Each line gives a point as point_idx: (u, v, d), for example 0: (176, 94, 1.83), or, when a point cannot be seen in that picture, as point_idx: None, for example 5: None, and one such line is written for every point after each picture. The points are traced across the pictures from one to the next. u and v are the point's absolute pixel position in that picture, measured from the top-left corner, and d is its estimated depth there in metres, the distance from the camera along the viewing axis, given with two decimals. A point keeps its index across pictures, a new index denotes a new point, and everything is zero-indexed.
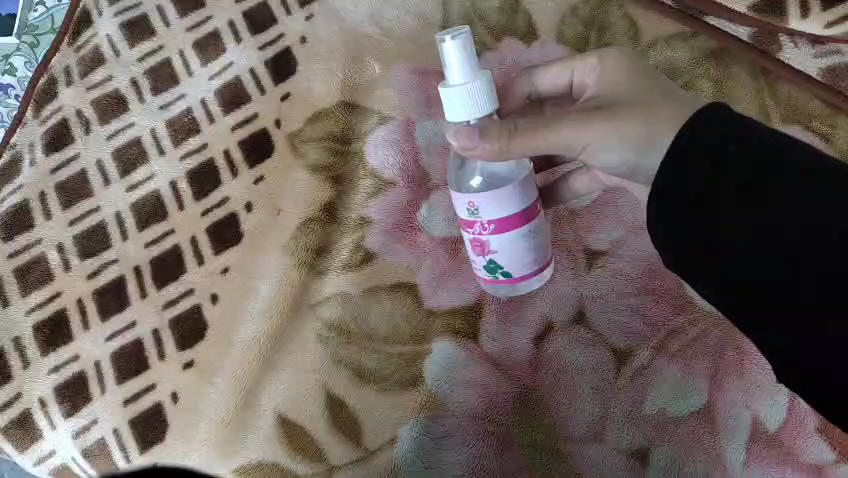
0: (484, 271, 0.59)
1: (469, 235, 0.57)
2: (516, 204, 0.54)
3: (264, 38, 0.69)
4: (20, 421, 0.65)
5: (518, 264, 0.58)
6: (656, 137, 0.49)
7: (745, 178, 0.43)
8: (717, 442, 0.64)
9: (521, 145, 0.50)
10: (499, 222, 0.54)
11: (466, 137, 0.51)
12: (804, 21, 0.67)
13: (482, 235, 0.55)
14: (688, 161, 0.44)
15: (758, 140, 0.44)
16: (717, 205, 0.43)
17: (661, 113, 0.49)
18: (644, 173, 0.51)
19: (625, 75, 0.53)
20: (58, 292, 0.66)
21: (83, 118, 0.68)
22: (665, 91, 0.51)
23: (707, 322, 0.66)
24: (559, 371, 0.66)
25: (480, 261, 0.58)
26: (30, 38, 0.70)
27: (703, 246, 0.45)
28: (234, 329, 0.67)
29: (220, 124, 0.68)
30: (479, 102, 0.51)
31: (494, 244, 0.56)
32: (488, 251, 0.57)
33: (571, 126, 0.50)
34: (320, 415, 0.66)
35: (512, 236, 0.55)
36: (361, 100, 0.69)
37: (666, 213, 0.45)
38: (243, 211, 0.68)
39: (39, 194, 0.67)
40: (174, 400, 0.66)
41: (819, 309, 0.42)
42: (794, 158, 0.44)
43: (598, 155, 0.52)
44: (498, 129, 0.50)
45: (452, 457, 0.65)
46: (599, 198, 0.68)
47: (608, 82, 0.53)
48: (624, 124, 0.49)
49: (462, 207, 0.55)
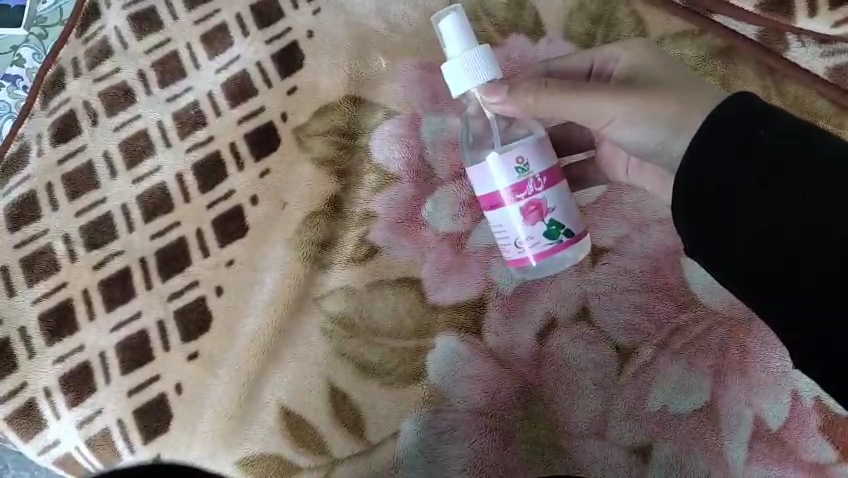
0: (546, 240, 0.55)
1: (522, 202, 0.54)
2: (551, 156, 0.55)
3: (270, 32, 0.69)
4: (24, 411, 0.65)
5: (573, 217, 0.56)
6: (684, 121, 0.49)
7: (757, 174, 0.43)
8: (718, 439, 0.65)
9: (547, 103, 0.51)
10: (547, 174, 0.54)
11: (495, 92, 0.53)
12: (812, 19, 0.66)
13: (538, 194, 0.54)
14: (703, 155, 0.45)
15: (778, 134, 0.44)
16: (732, 199, 0.44)
17: (691, 100, 0.49)
18: (670, 154, 0.50)
19: (653, 64, 0.53)
20: (63, 283, 0.66)
21: (90, 109, 0.68)
22: (693, 83, 0.51)
23: (710, 319, 0.66)
24: (560, 367, 0.67)
25: (540, 228, 0.55)
26: (38, 29, 0.70)
27: (717, 238, 0.45)
28: (238, 322, 0.67)
29: (226, 117, 0.68)
30: (482, 67, 0.52)
31: (551, 200, 0.55)
32: (546, 211, 0.55)
33: (602, 96, 0.50)
34: (322, 408, 0.66)
35: (560, 189, 0.55)
36: (366, 95, 0.70)
37: (683, 203, 0.46)
38: (248, 204, 0.68)
39: (46, 185, 0.67)
40: (178, 392, 0.66)
41: (819, 307, 0.42)
42: (813, 153, 0.43)
43: (623, 130, 0.51)
44: (527, 84, 0.52)
45: (453, 452, 0.66)
46: (604, 195, 0.68)
47: (634, 69, 0.54)
48: (653, 103, 0.50)
49: (512, 168, 0.53)
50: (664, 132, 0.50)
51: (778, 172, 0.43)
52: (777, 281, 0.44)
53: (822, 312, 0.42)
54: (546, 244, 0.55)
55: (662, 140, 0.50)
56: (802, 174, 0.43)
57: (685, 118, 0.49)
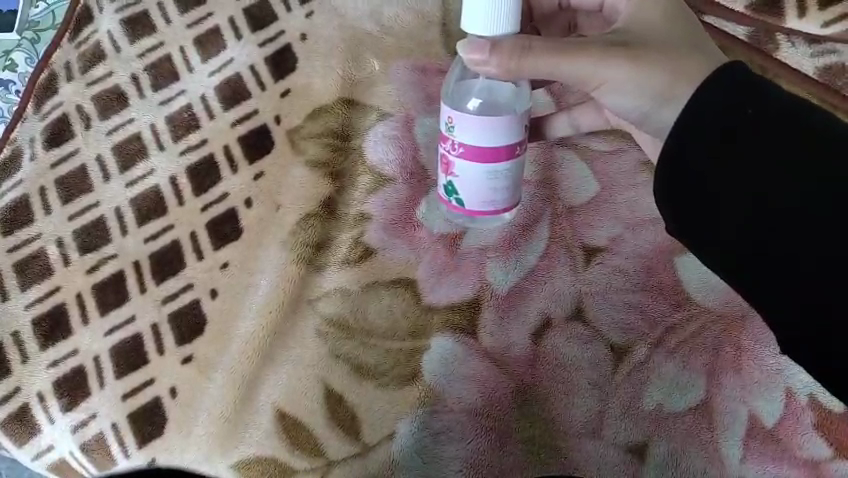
0: (443, 191, 0.62)
1: (441, 150, 0.59)
2: (504, 135, 0.56)
3: (264, 35, 0.70)
4: (19, 415, 0.65)
5: (475, 196, 0.59)
6: (675, 91, 0.50)
7: (745, 168, 0.44)
8: (714, 437, 0.64)
9: (532, 64, 0.50)
10: (467, 148, 0.57)
11: (477, 51, 0.51)
12: (801, 21, 0.68)
13: (451, 155, 0.58)
14: (693, 143, 0.46)
15: (765, 122, 0.45)
16: (715, 190, 0.45)
17: (682, 66, 0.50)
18: (652, 123, 0.53)
19: (655, 13, 0.52)
20: (57, 287, 0.66)
21: (83, 113, 0.68)
22: (696, 44, 0.51)
23: (705, 317, 0.66)
24: (557, 366, 0.66)
25: (443, 179, 0.61)
26: (31, 34, 0.70)
27: (701, 227, 0.47)
28: (234, 323, 0.67)
29: (219, 120, 0.69)
30: (500, 20, 0.52)
31: (459, 169, 0.58)
32: (451, 172, 0.59)
33: (590, 60, 0.50)
34: (319, 410, 0.66)
35: (476, 168, 0.57)
36: (360, 97, 0.70)
37: (666, 192, 0.48)
38: (243, 205, 0.68)
39: (39, 189, 0.67)
40: (173, 395, 0.66)
41: (801, 307, 0.43)
42: (802, 143, 0.44)
43: (610, 94, 0.52)
44: (514, 44, 0.50)
45: (451, 452, 0.64)
46: (598, 195, 0.70)
47: (640, 15, 0.52)
48: (645, 68, 0.50)
49: (444, 120, 0.57)
50: (651, 103, 0.51)
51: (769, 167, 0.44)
52: (776, 275, 0.44)
53: (818, 310, 0.43)
54: (444, 192, 0.62)
55: (645, 111, 0.52)
56: (788, 171, 0.44)
57: (672, 90, 0.50)
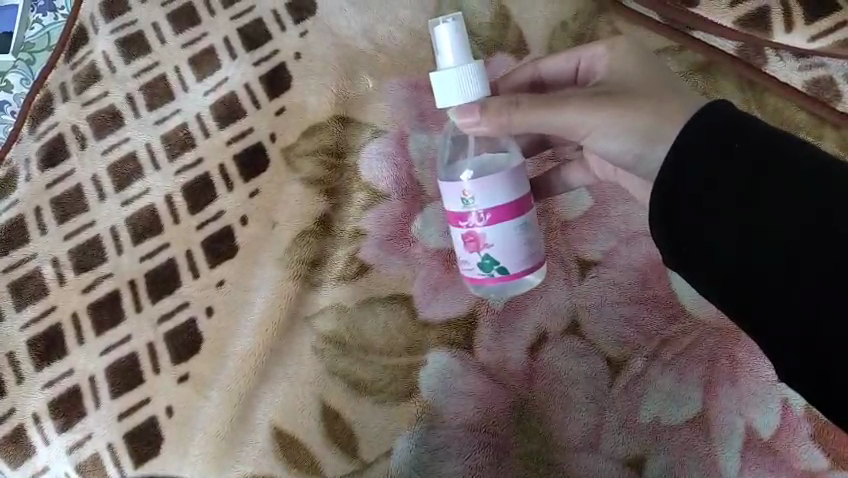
0: (479, 270, 0.56)
1: (462, 230, 0.55)
2: (508, 192, 0.53)
3: (258, 55, 0.70)
4: (13, 437, 0.64)
5: (516, 257, 0.55)
6: (660, 131, 0.50)
7: (738, 183, 0.45)
8: (712, 448, 0.65)
9: (521, 120, 0.51)
10: (493, 211, 0.53)
11: (467, 113, 0.51)
12: (788, 34, 0.68)
13: (477, 228, 0.54)
14: (686, 162, 0.46)
15: (752, 140, 0.45)
16: (711, 206, 0.45)
17: (667, 107, 0.50)
18: (647, 164, 0.52)
19: (632, 60, 0.54)
20: (52, 306, 0.66)
21: (78, 133, 0.68)
22: (675, 88, 0.52)
23: (700, 330, 0.66)
24: (553, 380, 0.66)
25: (475, 257, 0.56)
26: (26, 55, 0.70)
27: (696, 245, 0.47)
28: (230, 342, 0.67)
29: (214, 139, 0.69)
30: (473, 86, 0.52)
31: (491, 236, 0.54)
32: (483, 245, 0.55)
33: (575, 109, 0.51)
34: (316, 428, 0.66)
35: (508, 227, 0.54)
36: (354, 114, 0.70)
37: (660, 219, 0.48)
38: (239, 223, 0.68)
39: (34, 209, 0.67)
40: (169, 414, 0.66)
41: (816, 307, 0.42)
42: (795, 159, 0.45)
43: (600, 142, 0.52)
44: (500, 102, 0.51)
45: (450, 468, 0.65)
46: (592, 210, 0.69)
47: (617, 69, 0.54)
48: (628, 115, 0.50)
49: (457, 197, 0.54)
50: (641, 141, 0.51)
51: (761, 180, 0.44)
52: (778, 285, 0.43)
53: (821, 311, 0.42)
54: (480, 272, 0.56)
55: (639, 152, 0.51)
56: (780, 181, 0.44)
57: (660, 130, 0.50)
